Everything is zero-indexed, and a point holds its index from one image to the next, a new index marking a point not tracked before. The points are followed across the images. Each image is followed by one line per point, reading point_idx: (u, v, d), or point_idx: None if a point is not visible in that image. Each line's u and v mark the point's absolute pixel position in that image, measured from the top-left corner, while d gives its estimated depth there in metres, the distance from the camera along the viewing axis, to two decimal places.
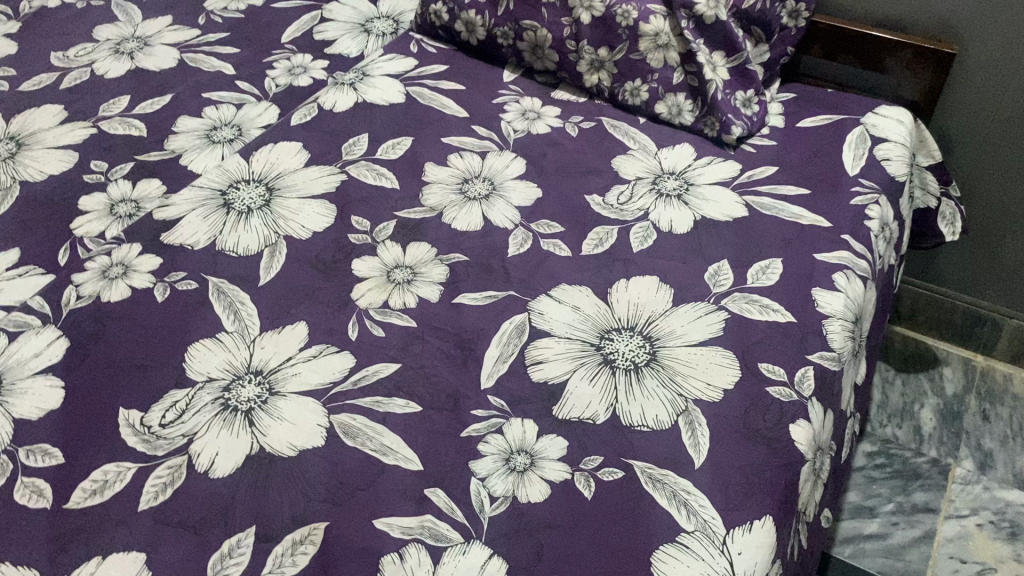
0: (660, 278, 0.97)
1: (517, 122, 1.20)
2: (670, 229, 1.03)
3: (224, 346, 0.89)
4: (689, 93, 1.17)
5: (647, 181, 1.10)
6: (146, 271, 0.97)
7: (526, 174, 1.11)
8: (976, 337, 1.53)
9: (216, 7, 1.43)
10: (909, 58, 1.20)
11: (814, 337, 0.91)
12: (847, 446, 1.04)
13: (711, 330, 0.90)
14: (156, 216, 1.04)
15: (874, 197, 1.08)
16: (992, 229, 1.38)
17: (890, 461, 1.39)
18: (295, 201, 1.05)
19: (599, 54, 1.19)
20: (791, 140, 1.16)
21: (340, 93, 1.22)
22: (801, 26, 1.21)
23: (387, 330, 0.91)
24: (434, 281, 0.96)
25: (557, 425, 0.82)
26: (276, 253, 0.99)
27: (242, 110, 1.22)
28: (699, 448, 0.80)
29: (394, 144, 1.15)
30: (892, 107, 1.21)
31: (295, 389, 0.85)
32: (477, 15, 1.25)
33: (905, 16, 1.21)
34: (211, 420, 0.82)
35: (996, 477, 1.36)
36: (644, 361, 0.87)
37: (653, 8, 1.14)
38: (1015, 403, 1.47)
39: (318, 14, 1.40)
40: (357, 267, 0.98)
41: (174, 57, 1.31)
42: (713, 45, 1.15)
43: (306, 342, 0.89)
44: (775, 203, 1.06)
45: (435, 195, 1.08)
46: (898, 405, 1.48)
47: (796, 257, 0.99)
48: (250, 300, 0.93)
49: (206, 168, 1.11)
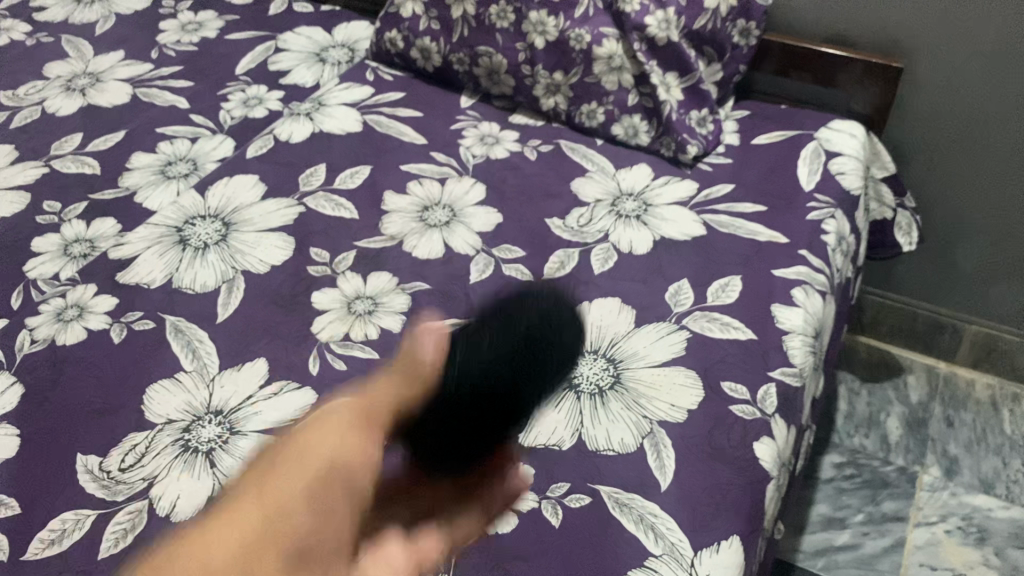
0: (622, 300, 0.97)
1: (476, 147, 1.20)
2: (631, 250, 1.03)
3: (184, 386, 0.87)
4: (644, 114, 1.18)
5: (607, 203, 1.11)
6: (102, 312, 0.95)
7: (486, 200, 1.11)
8: (937, 344, 1.55)
9: (169, 41, 1.42)
10: (860, 73, 1.22)
11: (775, 353, 0.92)
12: (801, 457, 1.04)
13: (673, 350, 0.91)
14: (111, 256, 1.02)
15: (829, 211, 1.09)
16: (947, 236, 1.40)
17: (858, 471, 1.40)
18: (253, 235, 1.04)
19: (554, 78, 1.20)
20: (746, 158, 1.17)
21: (296, 124, 1.22)
22: (753, 44, 1.22)
23: (349, 363, 0.90)
24: (396, 311, 0.95)
25: (523, 453, 0.82)
26: (234, 289, 0.97)
27: (198, 144, 1.21)
28: (665, 471, 0.80)
29: (353, 173, 1.14)
30: (844, 121, 1.22)
31: (257, 426, 0.83)
32: (433, 43, 1.27)
33: (853, 32, 1.24)
34: (172, 462, 0.80)
35: (962, 483, 1.37)
36: (608, 384, 0.87)
37: (605, 32, 1.15)
38: (978, 408, 1.49)
39: (272, 45, 1.41)
40: (317, 300, 0.97)
41: (127, 92, 1.30)
42: (667, 66, 1.16)
43: (266, 379, 0.88)
44: (732, 220, 1.07)
45: (395, 224, 1.07)
46: (864, 414, 1.49)
47: (755, 274, 1.00)
48: (208, 338, 0.92)
49: (162, 204, 1.10)
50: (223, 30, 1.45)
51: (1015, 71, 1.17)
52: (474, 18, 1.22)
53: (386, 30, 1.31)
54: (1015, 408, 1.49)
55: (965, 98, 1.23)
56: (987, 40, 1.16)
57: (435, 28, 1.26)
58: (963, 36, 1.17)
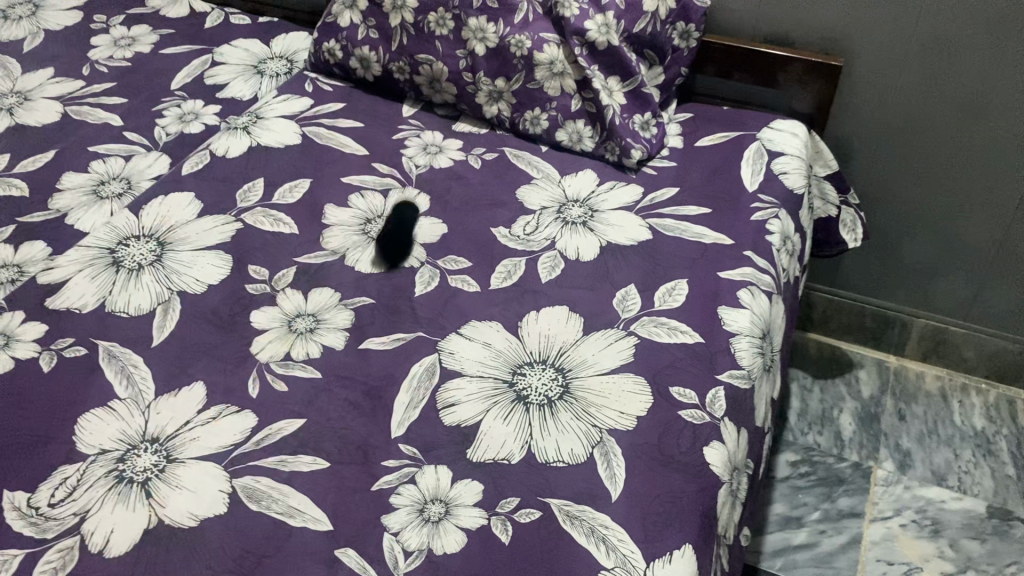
0: (569, 307, 0.96)
1: (419, 157, 1.18)
2: (577, 257, 1.02)
3: (118, 414, 0.84)
4: (588, 120, 1.17)
5: (552, 210, 1.09)
6: (30, 340, 0.91)
7: (430, 211, 1.09)
8: (887, 339, 1.57)
9: (101, 57, 1.38)
10: (800, 71, 1.23)
11: (722, 355, 0.92)
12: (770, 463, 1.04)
13: (621, 357, 0.90)
14: (40, 280, 0.98)
15: (773, 211, 1.10)
16: (891, 233, 1.42)
17: (814, 469, 1.41)
18: (189, 254, 1.01)
19: (497, 84, 1.19)
20: (689, 161, 1.17)
21: (233, 139, 1.19)
22: (693, 46, 1.22)
23: (290, 384, 0.87)
24: (338, 328, 0.93)
25: (471, 468, 0.80)
26: (169, 311, 0.94)
27: (131, 162, 1.17)
28: (615, 480, 0.79)
29: (291, 187, 1.12)
30: (787, 121, 1.23)
31: (196, 454, 0.80)
32: (372, 52, 1.25)
33: (792, 32, 1.24)
34: (105, 495, 0.77)
35: (916, 476, 1.39)
36: (557, 394, 0.86)
37: (546, 37, 1.14)
38: (928, 401, 1.50)
39: (209, 58, 1.38)
40: (256, 319, 0.94)
41: (57, 110, 1.26)
42: (608, 70, 1.16)
43: (204, 404, 0.85)
44: (677, 224, 1.07)
45: (337, 237, 1.05)
46: (818, 412, 1.50)
47: (701, 277, 1.00)
48: (144, 364, 0.89)
49: (95, 225, 1.06)
50: (157, 44, 1.41)
51: (950, 66, 1.19)
52: (413, 25, 1.21)
53: (325, 40, 1.29)
54: (964, 399, 1.51)
55: (903, 97, 1.25)
56: (922, 36, 1.17)
57: (374, 37, 1.24)
58: (899, 33, 1.18)
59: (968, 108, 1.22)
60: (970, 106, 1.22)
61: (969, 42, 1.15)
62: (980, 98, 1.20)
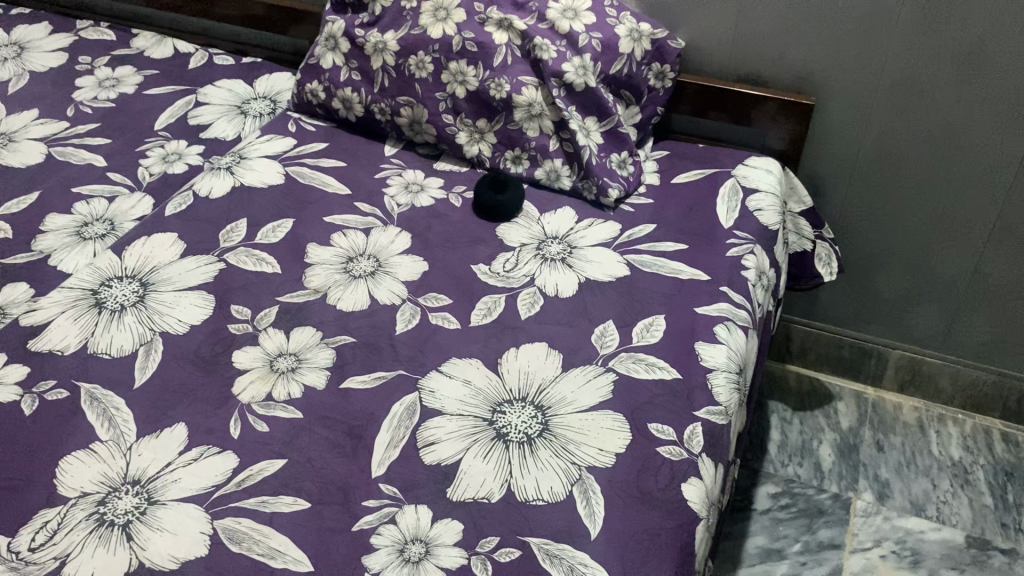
0: (548, 344, 0.97)
1: (400, 196, 1.20)
2: (556, 293, 1.04)
3: (99, 457, 0.84)
4: (565, 159, 1.19)
5: (532, 247, 1.11)
6: (12, 383, 0.92)
7: (411, 249, 1.11)
8: (865, 369, 1.59)
9: (86, 98, 1.40)
10: (773, 110, 1.26)
11: (700, 391, 0.93)
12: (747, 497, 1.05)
13: (600, 394, 0.91)
14: (23, 322, 0.98)
15: (748, 246, 1.12)
16: (867, 266, 1.44)
17: (794, 500, 1.42)
18: (171, 294, 1.02)
19: (478, 125, 1.22)
20: (666, 199, 1.19)
21: (216, 179, 1.20)
22: (669, 86, 1.25)
23: (271, 425, 0.88)
24: (320, 367, 0.94)
25: (451, 507, 0.80)
26: (151, 351, 0.95)
27: (115, 203, 1.18)
28: (594, 518, 0.80)
29: (275, 227, 1.13)
30: (761, 158, 1.26)
31: (176, 495, 0.81)
32: (354, 93, 1.27)
33: (766, 72, 1.27)
34: (86, 538, 0.77)
35: (895, 506, 1.40)
36: (537, 432, 0.87)
37: (524, 80, 1.17)
38: (906, 431, 1.52)
39: (193, 99, 1.40)
40: (238, 359, 0.95)
41: (42, 151, 1.28)
42: (585, 111, 1.19)
43: (185, 445, 0.86)
44: (655, 260, 1.09)
45: (319, 276, 1.06)
46: (798, 443, 1.51)
47: (678, 313, 1.01)
48: (125, 405, 0.89)
49: (78, 266, 1.07)
50: (141, 85, 1.43)
51: (919, 104, 1.22)
52: (394, 68, 1.23)
53: (307, 81, 1.31)
54: (941, 428, 1.53)
55: (875, 132, 1.28)
56: (892, 75, 1.21)
57: (356, 79, 1.27)
58: (870, 73, 1.21)
59: (938, 144, 1.25)
60: (940, 142, 1.25)
61: (937, 81, 1.19)
62: (949, 135, 1.24)
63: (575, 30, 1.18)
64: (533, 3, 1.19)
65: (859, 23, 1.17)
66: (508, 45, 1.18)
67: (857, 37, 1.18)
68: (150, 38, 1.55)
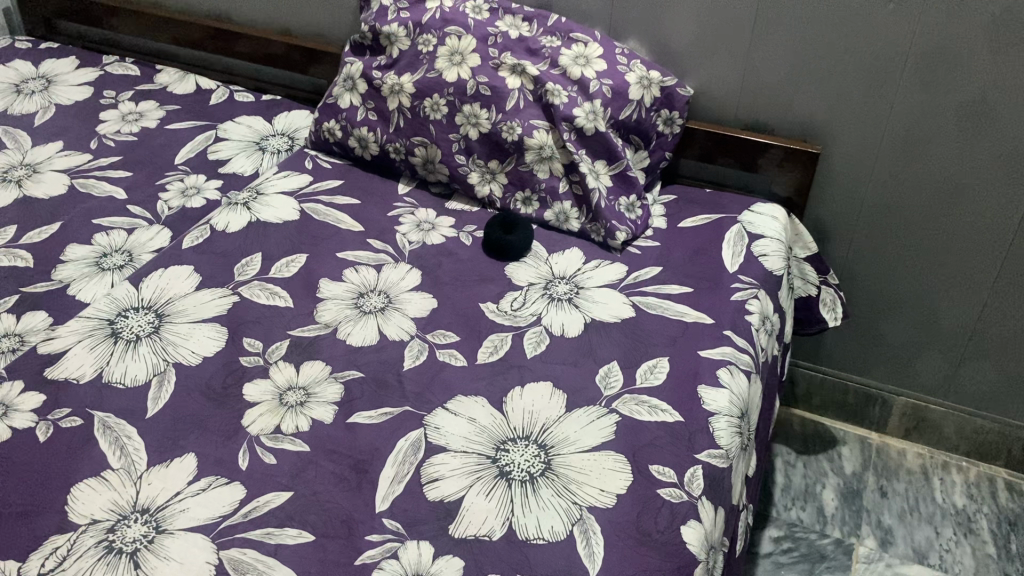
0: (553, 384, 0.99)
1: (412, 234, 1.22)
2: (562, 332, 1.06)
3: (110, 484, 0.86)
4: (575, 201, 1.22)
5: (539, 286, 1.13)
6: (29, 409, 0.94)
7: (421, 286, 1.13)
8: (869, 415, 1.60)
9: (109, 131, 1.44)
10: (779, 157, 1.28)
11: (702, 434, 0.94)
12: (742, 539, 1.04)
13: (603, 434, 0.92)
14: (41, 350, 1.01)
15: (752, 291, 1.14)
16: (871, 312, 1.46)
17: (796, 545, 1.42)
18: (185, 325, 1.04)
19: (489, 165, 1.25)
20: (673, 242, 1.22)
21: (233, 214, 1.23)
22: (677, 132, 1.29)
23: (278, 457, 0.90)
24: (328, 402, 0.96)
25: (453, 544, 0.81)
26: (164, 382, 0.97)
27: (133, 235, 1.21)
28: (594, 558, 0.81)
29: (288, 262, 1.15)
30: (766, 204, 1.29)
31: (184, 525, 0.82)
32: (369, 132, 1.30)
33: (773, 120, 1.30)
34: (94, 565, 0.78)
35: (897, 554, 1.40)
36: (539, 470, 0.88)
37: (536, 124, 1.20)
38: (910, 478, 1.52)
39: (212, 134, 1.44)
40: (248, 392, 0.97)
41: (64, 183, 1.31)
42: (595, 155, 1.22)
43: (194, 475, 0.87)
44: (660, 302, 1.10)
45: (330, 311, 1.08)
46: (801, 487, 1.52)
47: (681, 355, 1.03)
48: (137, 435, 0.91)
49: (95, 296, 1.10)
50: (163, 120, 1.47)
51: (924, 155, 1.24)
52: (409, 109, 1.26)
53: (325, 120, 1.35)
54: (945, 476, 1.53)
55: (880, 181, 1.30)
56: (897, 125, 1.23)
57: (372, 119, 1.30)
58: (874, 123, 1.24)
59: (941, 194, 1.27)
60: (944, 193, 1.27)
61: (941, 134, 1.21)
62: (952, 188, 1.26)
63: (586, 76, 1.21)
64: (547, 48, 1.23)
65: (866, 73, 1.20)
66: (520, 90, 1.21)
67: (862, 88, 1.21)
68: (173, 74, 1.60)
